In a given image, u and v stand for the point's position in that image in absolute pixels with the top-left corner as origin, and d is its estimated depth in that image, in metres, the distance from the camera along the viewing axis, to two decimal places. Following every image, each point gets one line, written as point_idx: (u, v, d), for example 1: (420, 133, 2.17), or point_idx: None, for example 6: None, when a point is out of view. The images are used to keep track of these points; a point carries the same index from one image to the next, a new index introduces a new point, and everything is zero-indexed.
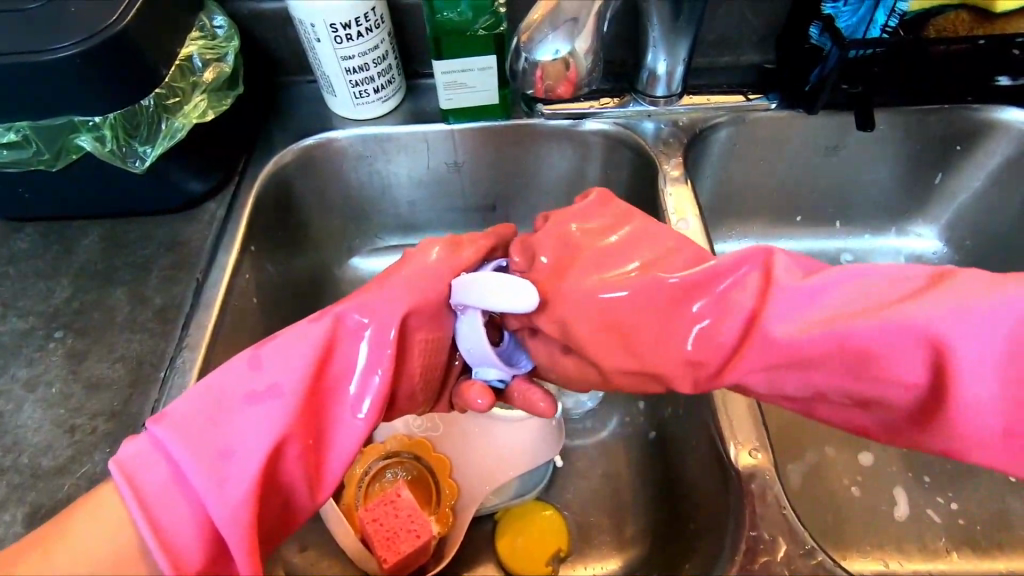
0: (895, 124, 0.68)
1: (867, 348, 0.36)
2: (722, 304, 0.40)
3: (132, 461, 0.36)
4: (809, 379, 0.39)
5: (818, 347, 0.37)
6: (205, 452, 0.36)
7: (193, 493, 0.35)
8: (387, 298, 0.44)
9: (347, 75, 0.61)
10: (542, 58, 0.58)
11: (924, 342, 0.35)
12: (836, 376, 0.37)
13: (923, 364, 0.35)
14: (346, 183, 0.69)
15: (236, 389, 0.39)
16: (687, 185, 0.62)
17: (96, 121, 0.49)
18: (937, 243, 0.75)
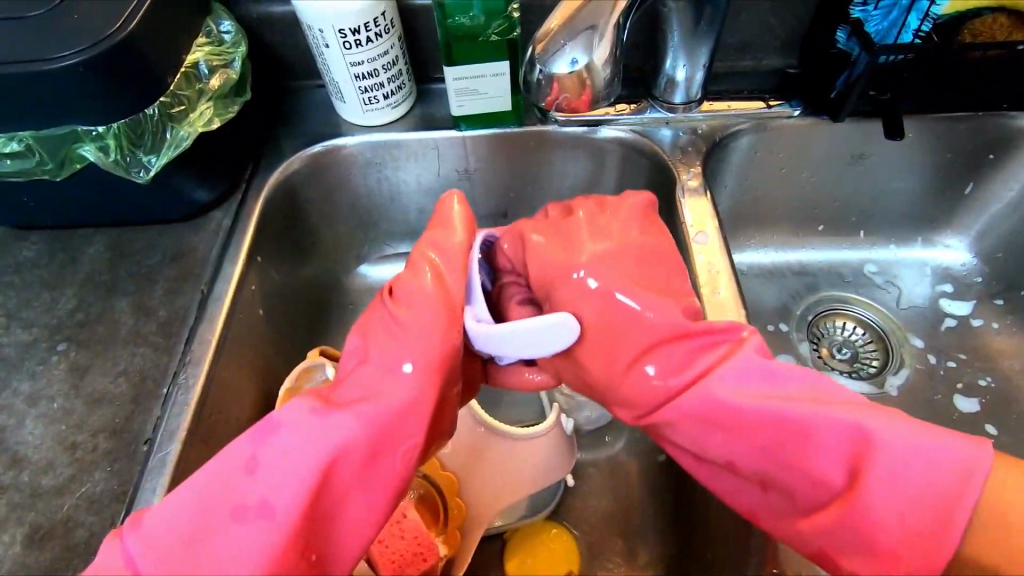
0: (925, 132, 0.66)
1: (793, 434, 0.37)
2: (686, 359, 0.41)
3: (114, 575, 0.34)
4: (730, 449, 0.38)
5: (751, 416, 0.37)
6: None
7: None
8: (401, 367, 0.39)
9: (356, 81, 0.59)
10: (556, 72, 0.46)
11: (852, 440, 0.36)
12: (758, 451, 0.37)
13: (841, 462, 0.36)
14: (355, 191, 0.67)
15: (227, 497, 0.36)
16: (704, 199, 0.59)
17: (100, 130, 0.48)
18: (967, 254, 0.73)
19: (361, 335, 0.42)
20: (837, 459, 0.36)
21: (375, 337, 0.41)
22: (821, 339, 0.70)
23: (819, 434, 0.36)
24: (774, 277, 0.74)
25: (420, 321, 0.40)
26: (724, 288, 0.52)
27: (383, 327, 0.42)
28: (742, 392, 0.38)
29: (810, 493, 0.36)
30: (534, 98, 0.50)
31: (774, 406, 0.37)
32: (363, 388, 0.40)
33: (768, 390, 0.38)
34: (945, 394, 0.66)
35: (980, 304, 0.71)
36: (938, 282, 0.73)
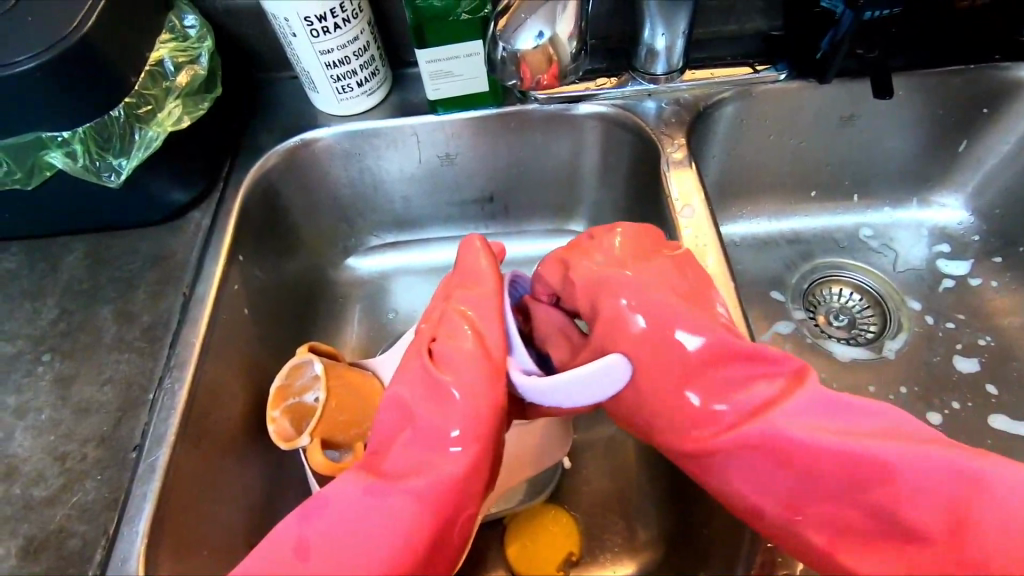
0: (918, 88, 0.64)
1: (869, 472, 0.36)
2: (745, 390, 0.40)
3: None
4: (802, 487, 0.37)
5: (831, 449, 0.37)
6: None
7: None
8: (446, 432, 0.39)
9: (328, 70, 0.58)
10: (522, 48, 0.45)
11: (946, 479, 0.35)
12: (836, 495, 0.37)
13: (935, 507, 0.35)
14: (335, 182, 0.66)
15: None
16: (690, 169, 0.58)
17: (65, 136, 0.47)
18: (963, 213, 0.71)
19: (402, 392, 0.42)
20: (928, 496, 0.35)
21: (420, 395, 0.41)
22: (818, 307, 0.69)
23: (912, 472, 0.35)
24: (767, 247, 0.73)
25: (465, 383, 0.40)
26: (711, 260, 0.52)
27: (419, 384, 0.41)
28: (806, 431, 0.37)
29: (896, 537, 0.35)
30: (500, 78, 0.48)
31: (843, 437, 0.37)
32: (413, 455, 0.40)
33: (843, 425, 0.38)
34: (944, 355, 0.65)
35: (979, 263, 0.70)
36: (934, 243, 0.72)
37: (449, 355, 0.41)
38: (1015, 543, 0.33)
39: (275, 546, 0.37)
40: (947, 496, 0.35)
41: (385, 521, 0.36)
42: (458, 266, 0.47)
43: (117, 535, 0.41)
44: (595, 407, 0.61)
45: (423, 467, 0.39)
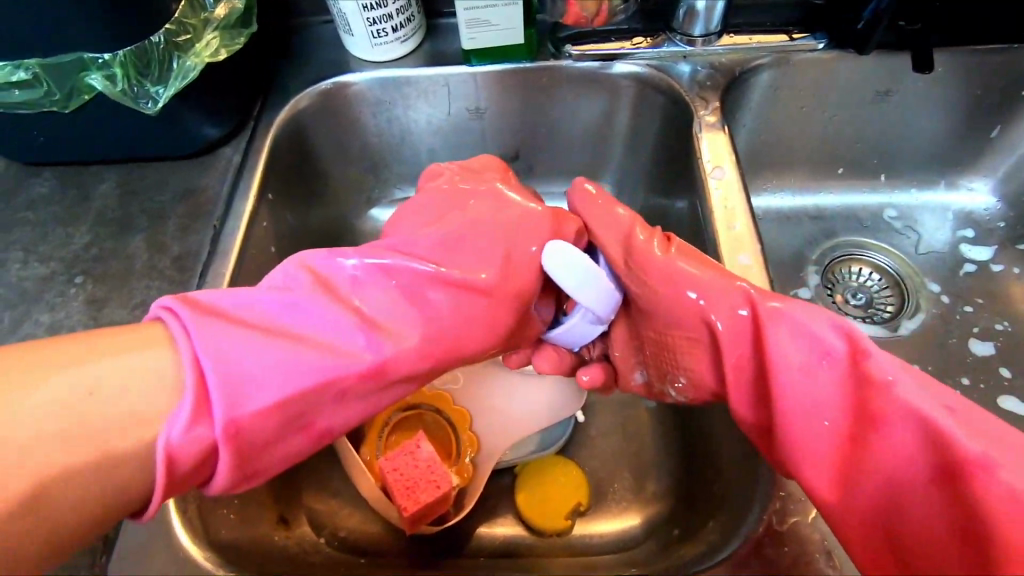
0: (957, 66, 0.63)
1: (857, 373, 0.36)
2: (788, 305, 0.39)
3: (207, 331, 0.34)
4: (782, 355, 0.38)
5: (815, 343, 0.38)
6: (268, 359, 0.35)
7: (249, 374, 0.34)
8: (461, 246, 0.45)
9: (364, 12, 0.57)
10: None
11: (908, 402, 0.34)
12: (800, 362, 0.38)
13: (890, 404, 0.35)
14: (365, 130, 0.66)
15: (313, 304, 0.38)
16: (723, 132, 0.58)
17: (106, 58, 0.47)
18: (991, 198, 0.71)
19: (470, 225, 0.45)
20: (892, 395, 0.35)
21: (508, 244, 0.45)
22: (836, 285, 0.69)
23: (887, 380, 0.35)
24: (790, 222, 0.73)
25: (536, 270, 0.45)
26: (740, 223, 0.52)
27: (506, 232, 0.45)
28: (798, 337, 0.38)
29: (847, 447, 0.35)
30: None
31: (863, 369, 0.36)
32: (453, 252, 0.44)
33: (830, 342, 0.37)
34: (960, 337, 0.65)
35: (1002, 249, 0.70)
36: (959, 227, 0.71)
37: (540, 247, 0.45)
38: (938, 455, 0.32)
39: (342, 320, 0.38)
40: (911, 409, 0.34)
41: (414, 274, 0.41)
42: (461, 169, 0.52)
43: None
44: None
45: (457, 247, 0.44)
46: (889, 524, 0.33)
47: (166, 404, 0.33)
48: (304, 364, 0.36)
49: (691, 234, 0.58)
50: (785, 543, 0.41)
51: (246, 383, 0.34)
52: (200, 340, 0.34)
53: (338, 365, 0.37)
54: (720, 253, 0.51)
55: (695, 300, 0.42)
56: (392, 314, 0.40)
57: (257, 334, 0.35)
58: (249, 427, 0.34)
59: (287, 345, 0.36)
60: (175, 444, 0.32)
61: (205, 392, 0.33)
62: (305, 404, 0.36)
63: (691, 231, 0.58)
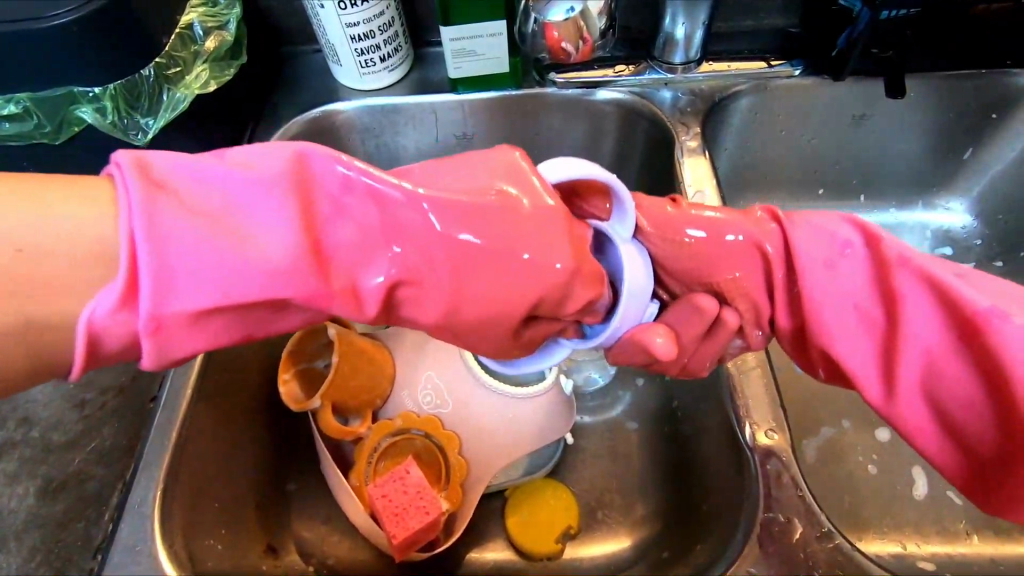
0: (930, 90, 0.65)
1: (878, 259, 0.39)
2: (806, 218, 0.42)
3: (149, 218, 0.29)
4: (810, 256, 0.40)
5: (835, 241, 0.40)
6: (209, 263, 0.30)
7: (181, 272, 0.30)
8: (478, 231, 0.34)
9: (352, 43, 0.59)
10: (552, 19, 0.56)
11: (926, 275, 0.37)
12: (830, 258, 0.40)
13: (915, 278, 0.37)
14: (354, 157, 0.67)
15: (268, 213, 0.31)
16: (704, 157, 0.59)
17: (96, 92, 0.48)
18: (967, 217, 0.72)
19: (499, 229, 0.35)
20: (909, 270, 0.38)
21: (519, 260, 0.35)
22: None
23: (907, 259, 0.38)
24: None
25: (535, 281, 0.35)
26: None
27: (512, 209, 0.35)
28: (817, 238, 0.41)
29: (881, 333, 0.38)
30: (532, 49, 0.60)
31: (879, 251, 0.39)
32: (472, 233, 0.34)
33: (849, 238, 0.40)
34: None
35: (979, 267, 0.71)
36: (937, 245, 0.73)
37: (535, 284, 0.35)
38: (957, 313, 0.35)
39: (280, 227, 0.31)
40: (928, 279, 0.37)
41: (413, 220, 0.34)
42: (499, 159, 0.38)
43: (134, 480, 0.43)
44: (599, 388, 0.63)
45: (479, 219, 0.34)
46: (931, 389, 0.36)
47: (100, 277, 0.30)
48: (242, 279, 0.30)
49: None
50: (770, 559, 0.42)
51: (179, 284, 0.30)
52: (138, 220, 0.29)
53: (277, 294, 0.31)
54: None
55: (716, 237, 0.43)
56: (355, 250, 0.33)
57: (205, 219, 0.30)
58: (174, 324, 0.30)
59: (230, 254, 0.30)
60: (97, 326, 0.29)
61: (134, 280, 0.29)
62: (243, 313, 0.32)
63: None
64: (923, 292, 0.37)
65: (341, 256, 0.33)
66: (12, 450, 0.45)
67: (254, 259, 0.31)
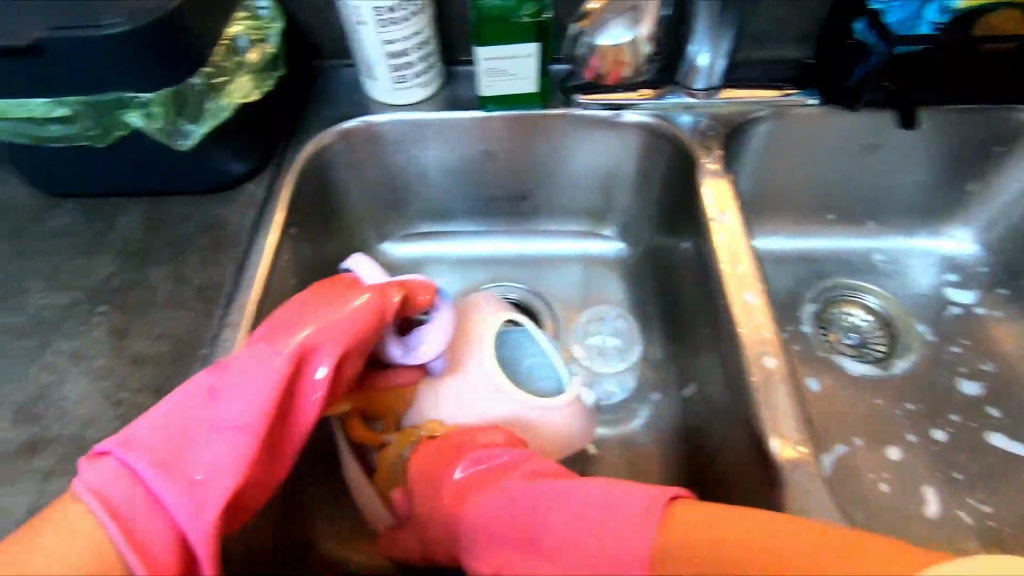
0: (940, 122, 0.67)
1: (588, 529, 0.38)
2: (522, 491, 0.43)
3: (99, 484, 0.36)
4: (535, 528, 0.40)
5: (563, 534, 0.39)
6: (174, 471, 0.37)
7: (146, 492, 0.36)
8: (248, 360, 0.43)
9: (389, 59, 0.61)
10: (600, 42, 0.61)
11: (691, 549, 0.35)
12: (560, 519, 0.39)
13: (601, 548, 0.37)
14: (381, 170, 0.69)
15: (197, 417, 0.40)
16: (725, 179, 0.61)
17: (146, 98, 0.49)
18: (972, 244, 0.75)
19: (260, 353, 0.43)
20: (626, 544, 0.37)
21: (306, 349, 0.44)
22: (830, 326, 0.72)
23: (627, 521, 0.37)
24: (785, 265, 0.76)
25: (354, 334, 0.46)
26: (743, 264, 0.55)
27: (342, 318, 0.46)
28: (557, 506, 0.40)
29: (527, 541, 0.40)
30: (578, 71, 0.65)
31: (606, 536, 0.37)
32: (246, 371, 0.42)
33: (594, 519, 0.38)
34: (949, 378, 0.68)
35: (984, 293, 0.73)
36: (942, 272, 0.75)
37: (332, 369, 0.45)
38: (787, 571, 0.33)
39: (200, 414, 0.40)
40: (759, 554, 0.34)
41: (197, 404, 0.41)
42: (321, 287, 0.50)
43: None
44: (618, 402, 0.65)
45: (242, 363, 0.42)
46: None
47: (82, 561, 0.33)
48: (207, 480, 0.38)
49: (695, 274, 0.61)
50: None
51: (152, 509, 0.36)
52: (96, 500, 0.35)
53: (234, 462, 0.39)
54: (727, 296, 0.53)
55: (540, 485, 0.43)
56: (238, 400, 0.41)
57: (110, 464, 0.37)
58: (165, 540, 0.36)
59: (172, 457, 0.38)
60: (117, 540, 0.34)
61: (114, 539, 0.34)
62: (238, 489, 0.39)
63: (696, 272, 0.60)
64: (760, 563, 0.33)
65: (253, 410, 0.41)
66: (48, 446, 0.45)
67: (205, 440, 0.39)
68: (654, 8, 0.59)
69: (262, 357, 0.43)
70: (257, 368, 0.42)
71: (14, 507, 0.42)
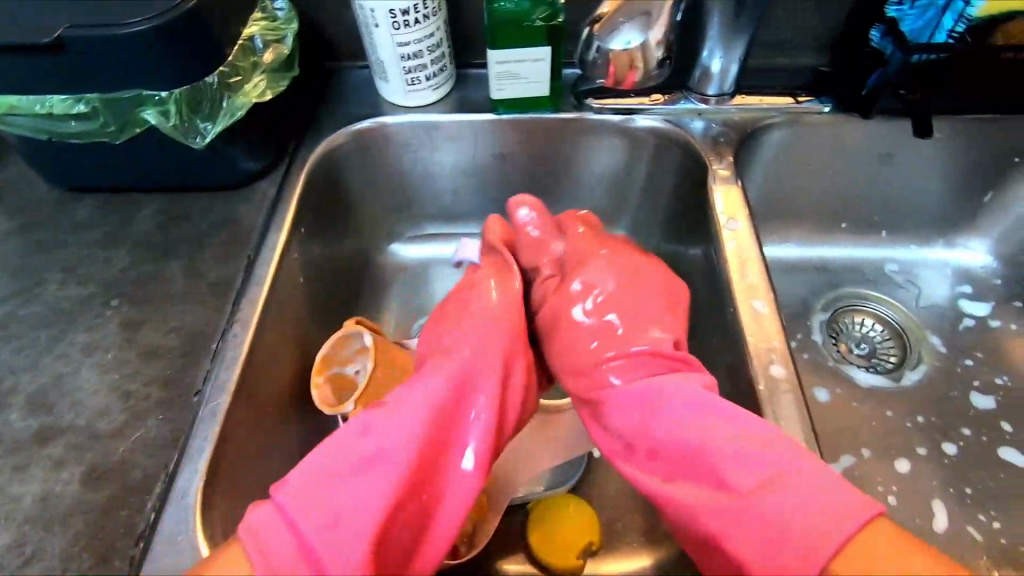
0: (956, 131, 0.67)
1: (700, 421, 0.43)
2: (684, 395, 0.45)
3: (258, 528, 0.38)
4: (671, 427, 0.44)
5: (683, 447, 0.43)
6: (324, 516, 0.38)
7: (286, 537, 0.38)
8: (413, 403, 0.45)
9: (401, 61, 0.61)
10: (613, 48, 0.55)
11: (753, 468, 0.40)
12: (684, 407, 0.44)
13: (729, 464, 0.40)
14: (392, 171, 0.69)
15: (351, 454, 0.42)
16: (736, 186, 0.61)
17: (162, 95, 0.50)
18: (988, 256, 0.74)
19: (418, 398, 0.45)
20: (744, 467, 0.40)
21: (445, 385, 0.47)
22: (840, 335, 0.71)
23: (729, 464, 0.40)
24: (797, 273, 0.75)
25: (502, 360, 0.50)
26: (752, 273, 0.54)
27: (489, 319, 0.53)
28: (686, 403, 0.44)
29: (666, 492, 0.42)
30: (590, 76, 0.58)
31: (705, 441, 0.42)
32: (404, 405, 0.44)
33: (724, 429, 0.42)
34: (962, 391, 0.67)
35: (999, 306, 0.72)
36: (957, 283, 0.74)
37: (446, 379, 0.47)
38: (764, 492, 0.39)
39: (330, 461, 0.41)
40: (765, 479, 0.39)
41: (346, 447, 0.42)
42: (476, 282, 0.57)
43: (177, 472, 0.43)
44: None
45: (413, 407, 0.44)
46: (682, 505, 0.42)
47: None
48: (319, 533, 0.38)
49: (704, 280, 0.61)
50: None
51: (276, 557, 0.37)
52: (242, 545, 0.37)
53: (377, 504, 0.39)
54: (735, 302, 0.53)
55: (592, 342, 0.52)
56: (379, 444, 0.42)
57: (267, 510, 0.39)
58: None
59: (296, 498, 0.39)
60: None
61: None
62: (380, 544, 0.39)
63: (705, 278, 0.60)
64: (749, 478, 0.39)
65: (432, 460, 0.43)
66: (60, 436, 0.46)
67: (356, 489, 0.40)
68: (667, 11, 0.53)
69: (412, 407, 0.44)
70: (380, 416, 0.44)
71: (25, 495, 0.43)
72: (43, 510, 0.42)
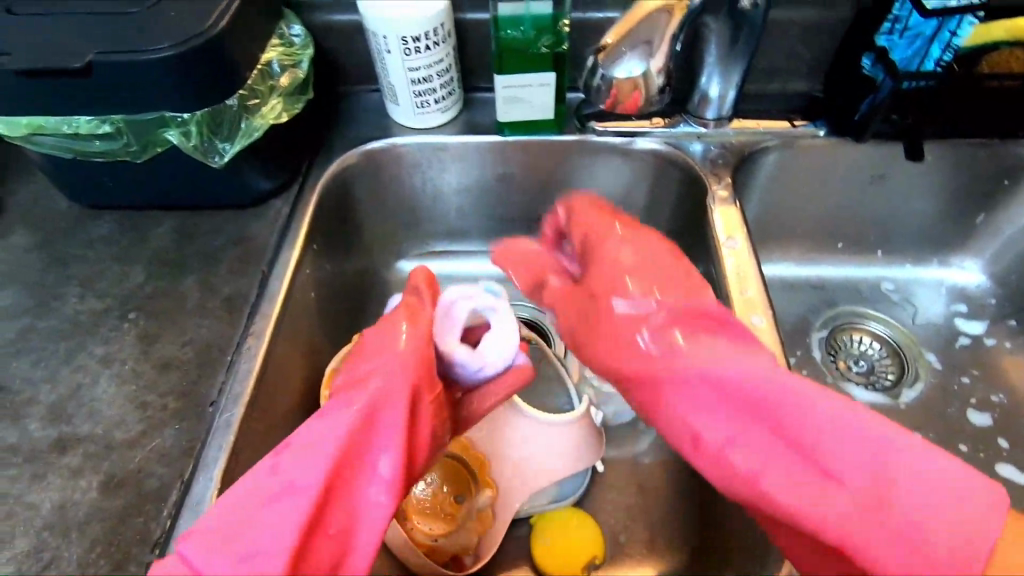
0: (946, 155, 0.69)
1: (799, 412, 0.38)
2: (735, 351, 0.41)
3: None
4: (722, 409, 0.40)
5: (747, 399, 0.39)
6: (231, 556, 0.35)
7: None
8: (330, 430, 0.40)
9: (412, 86, 0.64)
10: (617, 77, 0.56)
11: (860, 440, 0.36)
12: (756, 387, 0.39)
13: (850, 456, 0.36)
14: (400, 190, 0.71)
15: (261, 490, 0.38)
16: (734, 206, 0.63)
17: (184, 117, 0.52)
18: (981, 276, 0.76)
19: (335, 420, 0.40)
20: (841, 446, 0.37)
21: (363, 409, 0.41)
22: (839, 352, 0.73)
23: (840, 435, 0.37)
24: (795, 292, 0.77)
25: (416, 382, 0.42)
26: (751, 289, 0.56)
27: (402, 355, 0.43)
28: (726, 357, 0.41)
29: (761, 487, 0.37)
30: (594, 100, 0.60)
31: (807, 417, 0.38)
32: (323, 433, 0.40)
33: (796, 396, 0.38)
34: (960, 408, 0.68)
35: (994, 324, 0.74)
36: (952, 302, 0.76)
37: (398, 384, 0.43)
38: (902, 487, 0.35)
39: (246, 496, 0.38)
40: (878, 475, 0.35)
41: (259, 480, 0.39)
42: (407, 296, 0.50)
43: (192, 481, 0.44)
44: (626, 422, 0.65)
45: (331, 429, 0.40)
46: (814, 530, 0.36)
47: None
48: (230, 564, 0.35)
49: None
50: None
51: None
52: None
53: (284, 537, 0.36)
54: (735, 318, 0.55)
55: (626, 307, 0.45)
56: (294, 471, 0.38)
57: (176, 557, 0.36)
58: None
59: (213, 534, 0.36)
60: None
61: None
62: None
63: None
64: (910, 488, 0.35)
65: (340, 480, 0.39)
66: (77, 445, 0.47)
67: (265, 522, 0.37)
68: (668, 42, 0.56)
69: (329, 428, 0.40)
70: (301, 440, 0.40)
71: (42, 503, 0.44)
72: (60, 518, 0.43)
